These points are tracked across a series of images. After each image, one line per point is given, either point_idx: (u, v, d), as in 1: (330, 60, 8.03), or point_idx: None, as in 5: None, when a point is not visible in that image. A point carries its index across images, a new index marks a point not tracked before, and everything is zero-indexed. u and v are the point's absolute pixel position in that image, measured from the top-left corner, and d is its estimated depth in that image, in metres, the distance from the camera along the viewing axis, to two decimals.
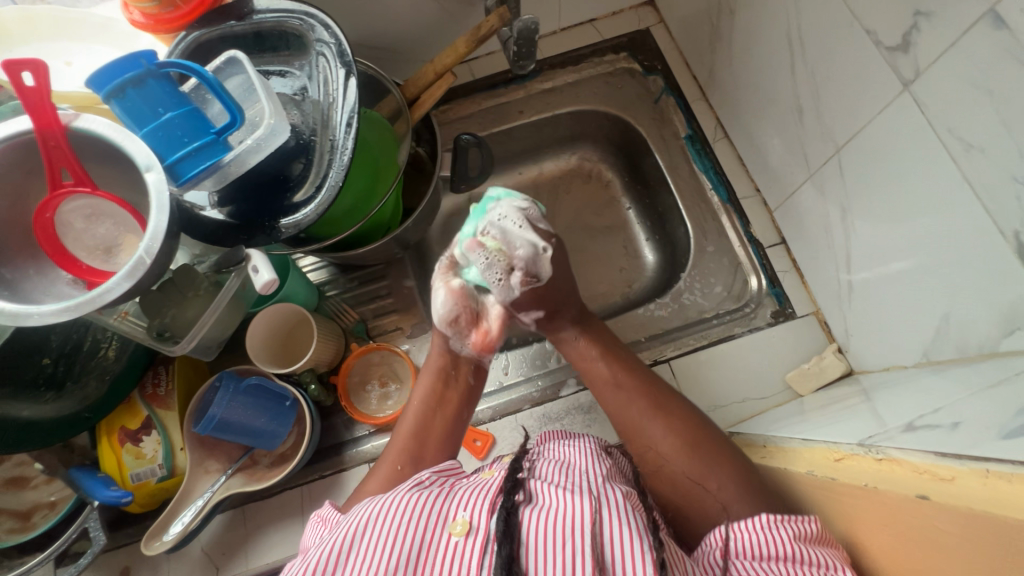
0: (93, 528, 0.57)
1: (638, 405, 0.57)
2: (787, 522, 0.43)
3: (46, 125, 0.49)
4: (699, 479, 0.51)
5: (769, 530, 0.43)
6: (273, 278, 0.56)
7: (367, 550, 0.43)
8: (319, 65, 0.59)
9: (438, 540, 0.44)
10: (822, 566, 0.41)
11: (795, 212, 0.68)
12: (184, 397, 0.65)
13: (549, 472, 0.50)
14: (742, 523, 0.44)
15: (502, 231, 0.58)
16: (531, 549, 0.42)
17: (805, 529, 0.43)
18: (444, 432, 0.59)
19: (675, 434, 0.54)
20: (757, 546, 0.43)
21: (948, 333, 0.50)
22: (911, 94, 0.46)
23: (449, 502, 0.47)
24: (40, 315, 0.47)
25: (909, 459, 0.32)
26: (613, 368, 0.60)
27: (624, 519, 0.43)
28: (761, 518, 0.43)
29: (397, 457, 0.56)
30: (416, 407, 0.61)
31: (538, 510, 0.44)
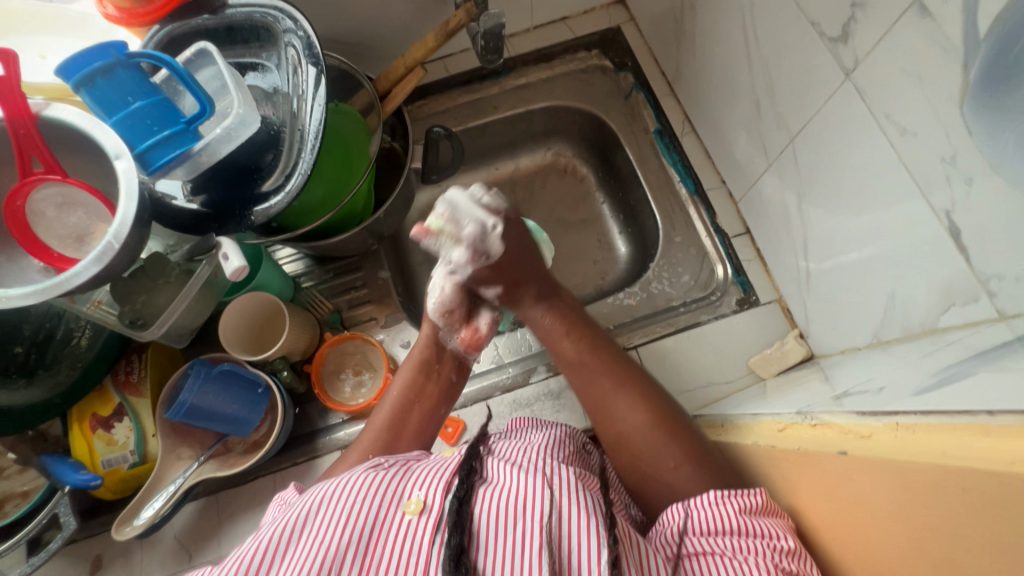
0: (63, 513, 0.57)
1: (603, 386, 0.56)
2: (733, 497, 0.44)
3: (17, 114, 0.50)
4: (657, 456, 0.52)
5: (713, 506, 0.44)
6: (242, 266, 0.57)
7: (320, 527, 0.44)
8: (289, 58, 0.60)
9: (390, 518, 0.45)
10: (768, 536, 0.42)
11: (758, 202, 0.71)
12: (157, 385, 0.66)
13: (508, 454, 0.52)
14: (686, 501, 0.46)
15: (451, 206, 0.55)
16: (480, 531, 0.44)
17: (751, 502, 0.44)
18: (418, 427, 0.60)
19: (648, 414, 0.54)
20: (703, 522, 0.44)
21: (894, 313, 0.52)
22: (852, 82, 0.48)
23: (405, 482, 0.48)
24: (7, 298, 0.48)
25: (837, 421, 0.34)
26: (587, 346, 0.57)
27: (577, 499, 0.45)
28: (705, 495, 0.45)
29: (371, 448, 0.57)
30: (396, 399, 0.60)
31: (491, 493, 0.46)
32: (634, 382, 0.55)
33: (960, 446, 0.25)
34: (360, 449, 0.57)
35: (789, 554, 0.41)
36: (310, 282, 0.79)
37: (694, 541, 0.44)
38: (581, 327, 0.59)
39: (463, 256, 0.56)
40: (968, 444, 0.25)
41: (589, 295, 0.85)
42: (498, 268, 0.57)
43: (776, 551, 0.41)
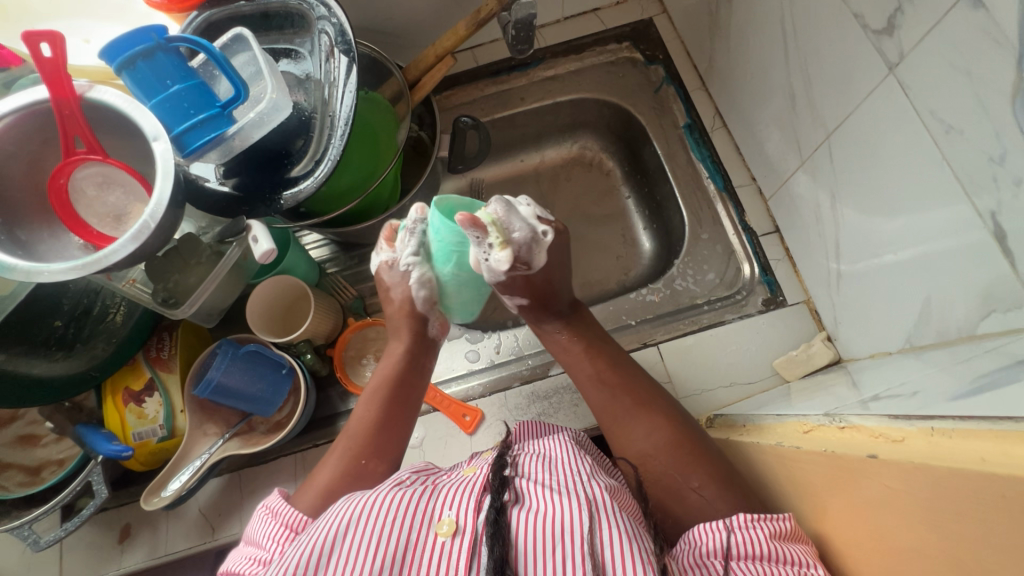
0: (96, 482, 0.59)
1: (619, 406, 0.57)
2: (762, 521, 0.43)
3: (62, 94, 0.52)
4: (674, 480, 0.51)
5: (745, 530, 0.43)
6: (271, 248, 0.58)
7: (350, 549, 0.44)
8: (321, 45, 0.60)
9: (424, 540, 0.46)
10: (795, 564, 0.41)
11: (789, 200, 0.69)
12: (186, 362, 0.68)
13: (534, 470, 0.52)
14: (709, 524, 0.45)
15: (505, 207, 0.58)
16: (519, 551, 0.44)
17: (778, 527, 0.42)
18: (400, 426, 0.60)
19: (664, 432, 0.54)
20: (735, 546, 0.42)
21: (929, 316, 0.50)
22: (896, 77, 0.46)
23: (434, 502, 0.49)
24: (50, 272, 0.50)
25: (867, 424, 0.34)
26: (600, 370, 0.59)
27: (616, 522, 0.45)
28: (725, 520, 0.44)
29: (361, 451, 0.57)
30: (378, 397, 0.61)
31: (527, 514, 0.46)
32: (649, 402, 0.56)
33: (1000, 452, 0.24)
34: (348, 444, 0.58)
35: None
36: (334, 268, 0.80)
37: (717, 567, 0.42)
38: (599, 346, 0.61)
39: (505, 255, 0.58)
40: (1008, 451, 0.24)
41: (611, 290, 0.84)
42: (531, 279, 0.62)
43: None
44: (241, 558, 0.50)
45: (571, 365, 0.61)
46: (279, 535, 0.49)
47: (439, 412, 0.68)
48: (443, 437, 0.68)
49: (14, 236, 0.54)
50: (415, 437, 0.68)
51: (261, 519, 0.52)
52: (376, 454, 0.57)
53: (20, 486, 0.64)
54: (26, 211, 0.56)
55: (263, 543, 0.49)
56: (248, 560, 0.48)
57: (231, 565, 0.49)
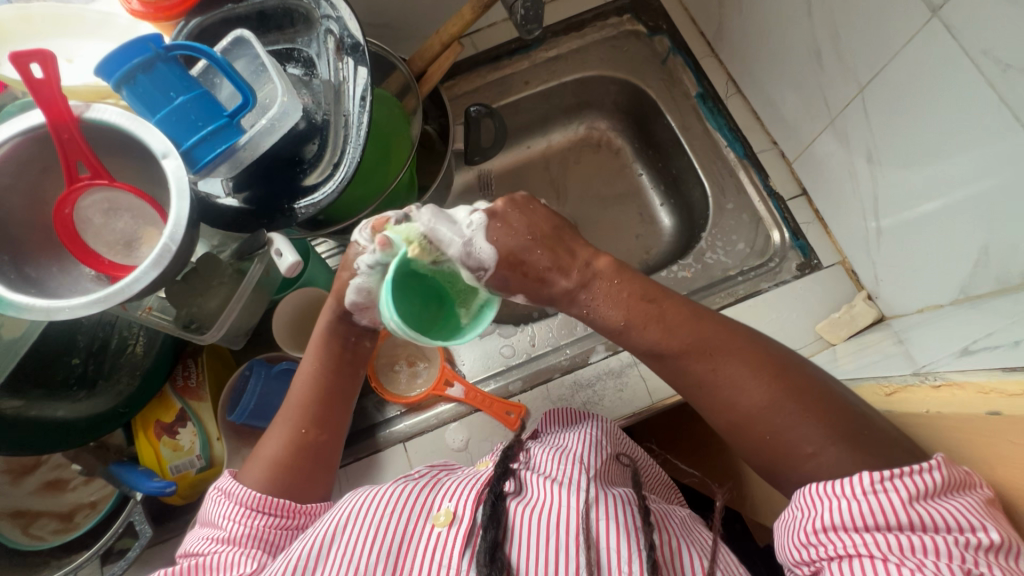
0: (138, 522, 0.57)
1: (696, 369, 0.44)
2: (901, 479, 0.36)
3: (59, 118, 0.48)
4: (784, 438, 0.42)
5: (871, 496, 0.36)
6: (297, 261, 0.55)
7: (350, 543, 0.45)
8: (328, 46, 0.57)
9: (421, 531, 0.46)
10: (952, 529, 0.35)
11: (815, 161, 0.68)
12: (215, 388, 0.65)
13: (544, 461, 0.52)
14: (822, 487, 0.38)
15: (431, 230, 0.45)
16: (514, 536, 0.45)
17: (927, 483, 0.36)
18: (346, 399, 0.56)
19: (758, 386, 0.42)
20: (858, 517, 0.37)
21: (988, 264, 0.50)
22: (940, 20, 0.46)
23: (434, 494, 0.49)
24: (70, 309, 0.47)
25: (972, 381, 0.35)
26: (679, 332, 0.45)
27: (613, 514, 0.46)
28: (838, 486, 0.38)
29: (302, 422, 0.53)
30: (315, 368, 0.55)
31: (523, 508, 0.47)
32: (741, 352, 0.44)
33: None
34: (288, 418, 0.54)
35: (982, 549, 0.34)
36: None
37: (841, 540, 0.37)
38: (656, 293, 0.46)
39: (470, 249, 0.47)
40: None
41: (635, 271, 0.83)
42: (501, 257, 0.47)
43: (966, 545, 0.34)
44: (197, 539, 0.50)
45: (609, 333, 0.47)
46: (235, 515, 0.49)
47: (481, 412, 0.66)
48: (489, 436, 0.66)
49: (23, 273, 0.51)
50: (459, 440, 0.65)
51: (216, 502, 0.51)
52: (318, 423, 0.54)
53: (56, 534, 0.63)
54: (33, 246, 0.53)
55: (219, 522, 0.49)
56: (206, 541, 0.49)
57: (189, 547, 0.50)
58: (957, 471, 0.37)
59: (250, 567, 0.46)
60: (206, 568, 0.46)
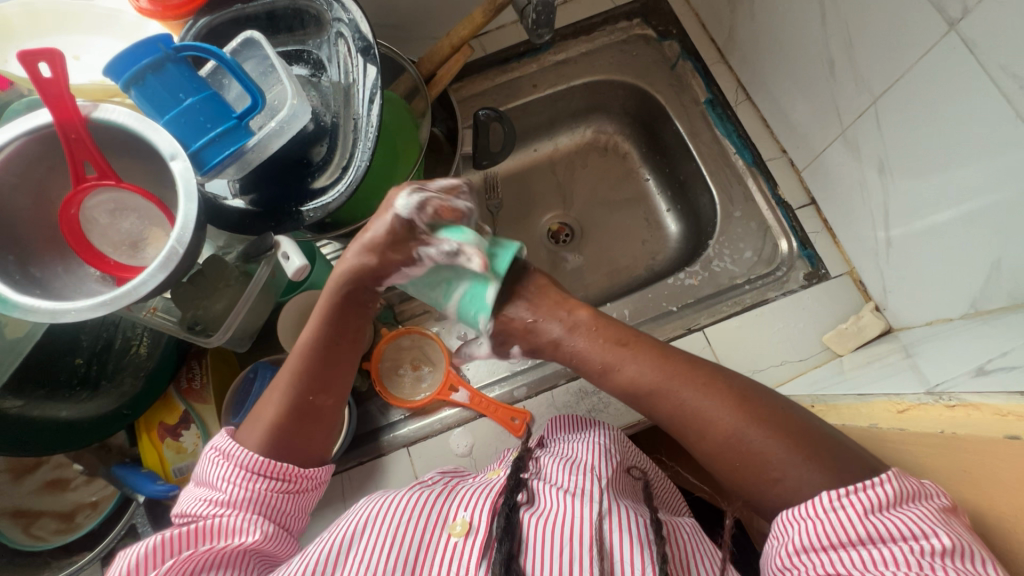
0: (141, 524, 0.58)
1: (682, 391, 0.47)
2: (858, 493, 0.39)
3: (67, 117, 0.48)
4: (748, 457, 0.43)
5: (833, 512, 0.39)
6: (304, 264, 0.55)
7: (366, 550, 0.45)
8: (339, 49, 0.57)
9: (437, 541, 0.46)
10: (905, 536, 0.37)
11: (825, 170, 0.67)
12: (220, 391, 0.65)
13: (554, 471, 0.52)
14: (790, 513, 0.40)
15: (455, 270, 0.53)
16: (529, 548, 0.45)
17: (881, 496, 0.38)
18: (351, 365, 0.55)
19: (721, 406, 0.45)
20: (826, 534, 0.38)
21: (1000, 280, 0.49)
22: (958, 34, 0.46)
23: (450, 503, 0.49)
24: (76, 312, 0.46)
25: (989, 402, 0.35)
26: (655, 364, 0.48)
27: (627, 527, 0.45)
28: (803, 508, 0.40)
29: (309, 388, 0.52)
30: (322, 330, 0.53)
31: (537, 519, 0.47)
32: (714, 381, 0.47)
33: None
34: (293, 380, 0.52)
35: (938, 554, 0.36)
36: None
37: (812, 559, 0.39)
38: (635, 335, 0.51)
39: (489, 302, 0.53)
40: None
41: (640, 277, 0.83)
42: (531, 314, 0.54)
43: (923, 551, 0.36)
44: (195, 501, 0.49)
45: (592, 372, 0.51)
46: (235, 478, 0.49)
47: (486, 418, 0.66)
48: (493, 441, 0.66)
49: (28, 273, 0.51)
50: (464, 445, 0.65)
51: (212, 463, 0.50)
52: (324, 389, 0.53)
53: (57, 534, 0.62)
54: (38, 245, 0.53)
55: (218, 485, 0.49)
56: (202, 503, 0.49)
57: (184, 509, 0.49)
58: (909, 482, 0.39)
59: (253, 533, 0.47)
60: (205, 533, 0.46)
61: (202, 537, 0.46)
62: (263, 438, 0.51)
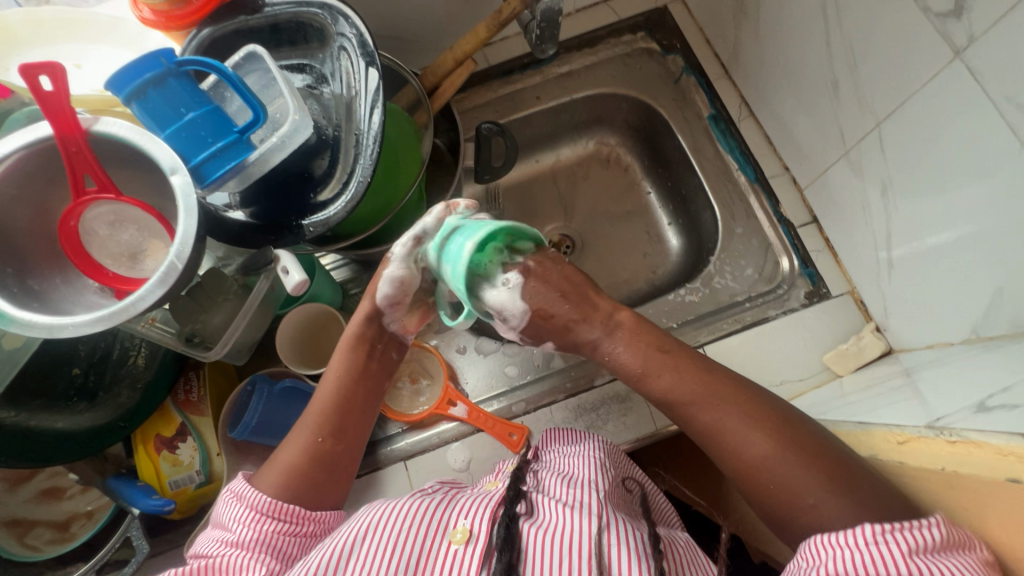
0: (136, 537, 0.57)
1: (725, 418, 0.48)
2: (901, 531, 0.38)
3: (67, 131, 0.48)
4: (787, 489, 0.45)
5: (875, 545, 0.38)
6: (304, 278, 0.55)
7: (367, 557, 0.45)
8: (342, 63, 0.57)
9: (438, 548, 0.46)
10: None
11: (828, 189, 0.67)
12: (217, 403, 0.65)
13: (553, 481, 0.52)
14: (828, 538, 0.40)
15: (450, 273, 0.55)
16: (529, 557, 0.45)
17: (926, 538, 0.37)
18: (366, 409, 0.57)
19: (764, 438, 0.46)
20: (862, 565, 0.38)
21: (1001, 307, 0.49)
22: (963, 62, 0.46)
23: (450, 510, 0.49)
24: (74, 326, 0.46)
25: (991, 441, 0.34)
26: (698, 380, 0.50)
27: (628, 541, 0.46)
28: (842, 536, 0.40)
29: (320, 431, 0.54)
30: (341, 374, 0.57)
31: (537, 529, 0.47)
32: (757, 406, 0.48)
33: None
34: (309, 425, 0.55)
35: None
36: (357, 289, 0.76)
37: None
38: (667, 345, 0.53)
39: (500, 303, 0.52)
40: None
41: (640, 290, 0.82)
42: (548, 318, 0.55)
43: None
44: (209, 542, 0.51)
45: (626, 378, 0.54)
46: (245, 519, 0.49)
47: (484, 433, 0.66)
48: (491, 457, 0.65)
49: (26, 285, 0.51)
50: (461, 460, 0.65)
51: (227, 503, 0.51)
52: (337, 433, 0.55)
53: (51, 544, 0.62)
54: (37, 257, 0.53)
55: (230, 525, 0.50)
56: (216, 543, 0.50)
57: (200, 549, 0.50)
58: (957, 534, 0.38)
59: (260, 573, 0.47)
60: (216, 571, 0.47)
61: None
62: (273, 477, 0.53)
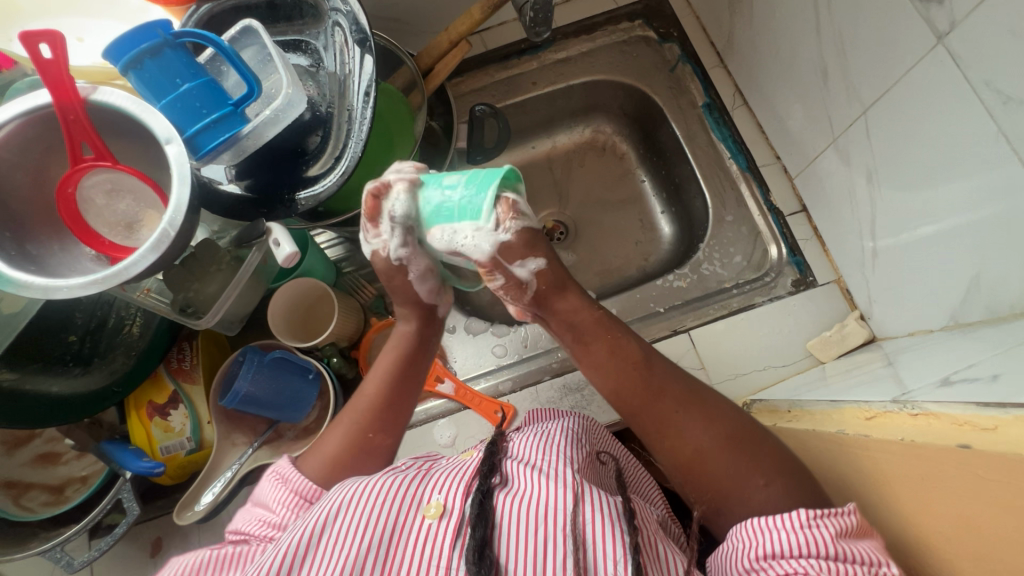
0: (127, 499, 0.58)
1: (669, 405, 0.51)
2: (827, 518, 0.40)
3: (65, 97, 0.49)
4: (730, 477, 0.47)
5: (807, 529, 0.40)
6: (294, 251, 0.56)
7: (339, 532, 0.46)
8: (336, 39, 0.58)
9: (411, 522, 0.47)
10: (866, 563, 0.38)
11: (816, 178, 0.68)
12: (208, 372, 0.66)
13: (528, 454, 0.53)
14: (763, 521, 0.42)
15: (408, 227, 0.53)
16: (502, 531, 0.45)
17: (847, 523, 0.40)
18: (407, 404, 0.58)
19: (714, 427, 0.49)
20: (795, 546, 0.40)
21: (978, 293, 0.50)
22: (945, 47, 0.46)
23: (423, 487, 0.50)
24: (68, 288, 0.47)
25: (948, 412, 0.35)
26: (636, 367, 0.52)
27: (599, 510, 0.47)
28: (780, 519, 0.41)
29: (369, 426, 0.55)
30: (389, 373, 0.57)
31: (512, 501, 0.47)
32: (696, 398, 0.51)
33: None
34: (356, 419, 0.56)
35: None
36: (351, 268, 0.77)
37: (779, 566, 0.40)
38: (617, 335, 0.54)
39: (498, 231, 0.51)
40: None
41: (631, 277, 0.83)
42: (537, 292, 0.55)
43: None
44: (252, 518, 0.51)
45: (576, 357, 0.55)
46: (288, 502, 0.51)
47: (471, 410, 0.67)
48: (477, 434, 0.66)
49: (23, 249, 0.52)
50: (447, 436, 0.66)
51: (272, 485, 0.53)
52: (384, 428, 0.56)
53: (46, 506, 0.64)
54: (34, 222, 0.54)
55: (274, 506, 0.51)
56: (257, 522, 0.50)
57: (242, 526, 0.51)
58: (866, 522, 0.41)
59: None
60: (254, 551, 0.48)
61: (247, 557, 0.47)
62: (321, 469, 0.54)
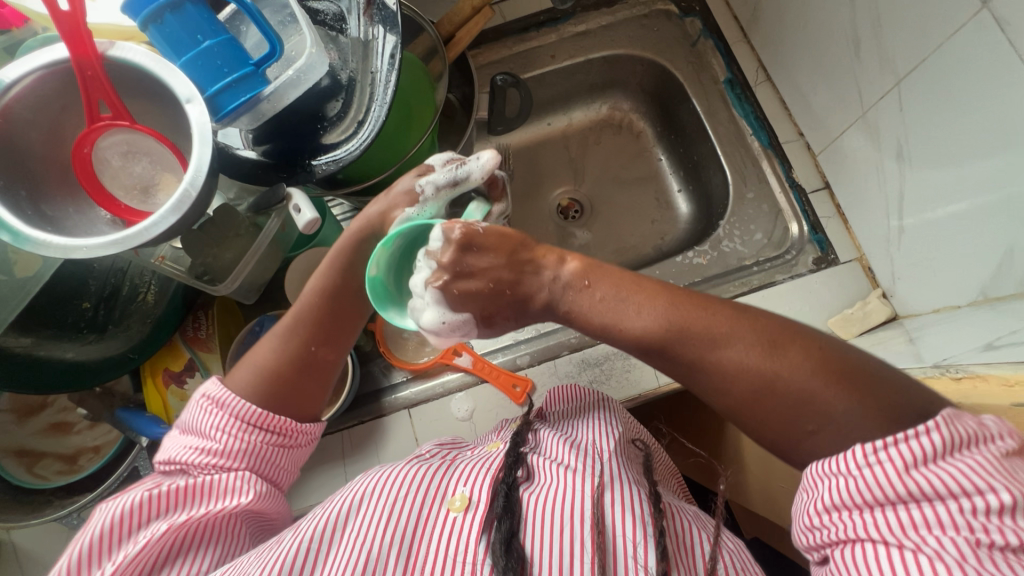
0: (143, 467, 0.60)
1: (725, 333, 0.39)
2: (903, 446, 0.33)
3: (82, 53, 0.47)
4: (785, 416, 0.37)
5: (871, 468, 0.34)
6: (316, 218, 0.54)
7: (361, 526, 0.45)
8: (359, 1, 0.56)
9: (435, 515, 0.46)
10: (957, 492, 0.32)
11: (840, 155, 0.67)
12: (224, 341, 0.65)
13: (554, 449, 0.52)
14: (822, 466, 0.36)
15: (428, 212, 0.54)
16: (528, 524, 0.45)
17: (929, 447, 0.33)
18: (355, 317, 0.53)
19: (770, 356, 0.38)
20: (862, 491, 0.34)
21: (1012, 267, 0.49)
22: (990, 12, 0.45)
23: (448, 477, 0.49)
24: (86, 248, 0.46)
25: None
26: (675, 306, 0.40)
27: (627, 503, 0.46)
28: (833, 463, 0.35)
29: (313, 338, 0.51)
30: (327, 285, 0.51)
31: (535, 497, 0.46)
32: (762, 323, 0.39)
33: None
34: (297, 332, 0.51)
35: (994, 511, 0.31)
36: None
37: (847, 520, 0.35)
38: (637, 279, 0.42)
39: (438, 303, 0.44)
40: None
41: (647, 256, 0.82)
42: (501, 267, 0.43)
43: (973, 509, 0.31)
44: (183, 448, 0.48)
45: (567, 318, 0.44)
46: (229, 427, 0.48)
47: (488, 383, 0.66)
48: (494, 408, 0.66)
49: (39, 210, 0.51)
50: (464, 410, 0.66)
51: (202, 411, 0.49)
52: (327, 341, 0.52)
53: (60, 475, 0.63)
54: (50, 182, 0.53)
55: (210, 433, 0.48)
56: (191, 451, 0.48)
57: (172, 455, 0.48)
58: (965, 425, 0.33)
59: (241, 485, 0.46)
60: (197, 488, 0.46)
61: (189, 493, 0.45)
62: (252, 380, 0.50)
